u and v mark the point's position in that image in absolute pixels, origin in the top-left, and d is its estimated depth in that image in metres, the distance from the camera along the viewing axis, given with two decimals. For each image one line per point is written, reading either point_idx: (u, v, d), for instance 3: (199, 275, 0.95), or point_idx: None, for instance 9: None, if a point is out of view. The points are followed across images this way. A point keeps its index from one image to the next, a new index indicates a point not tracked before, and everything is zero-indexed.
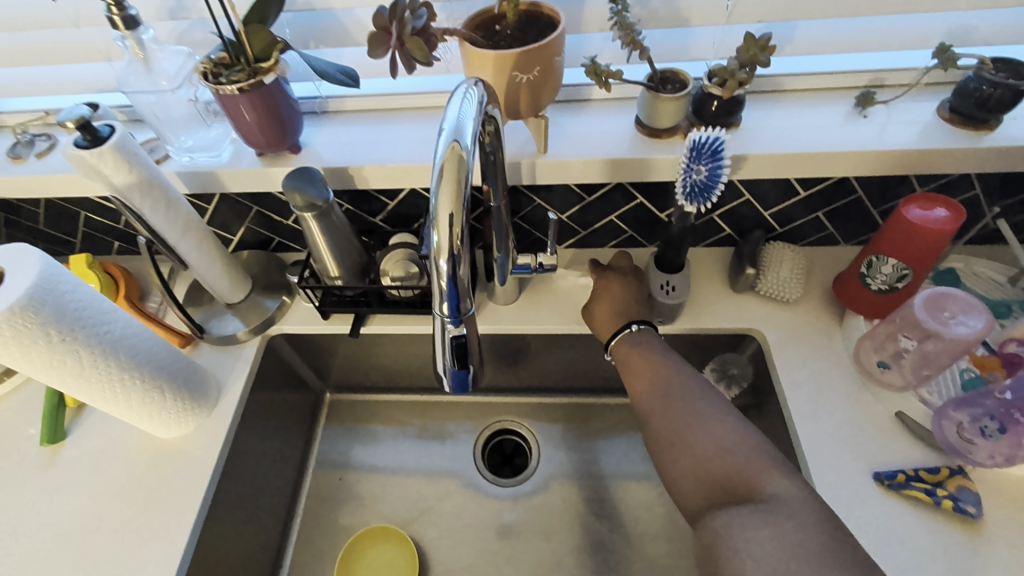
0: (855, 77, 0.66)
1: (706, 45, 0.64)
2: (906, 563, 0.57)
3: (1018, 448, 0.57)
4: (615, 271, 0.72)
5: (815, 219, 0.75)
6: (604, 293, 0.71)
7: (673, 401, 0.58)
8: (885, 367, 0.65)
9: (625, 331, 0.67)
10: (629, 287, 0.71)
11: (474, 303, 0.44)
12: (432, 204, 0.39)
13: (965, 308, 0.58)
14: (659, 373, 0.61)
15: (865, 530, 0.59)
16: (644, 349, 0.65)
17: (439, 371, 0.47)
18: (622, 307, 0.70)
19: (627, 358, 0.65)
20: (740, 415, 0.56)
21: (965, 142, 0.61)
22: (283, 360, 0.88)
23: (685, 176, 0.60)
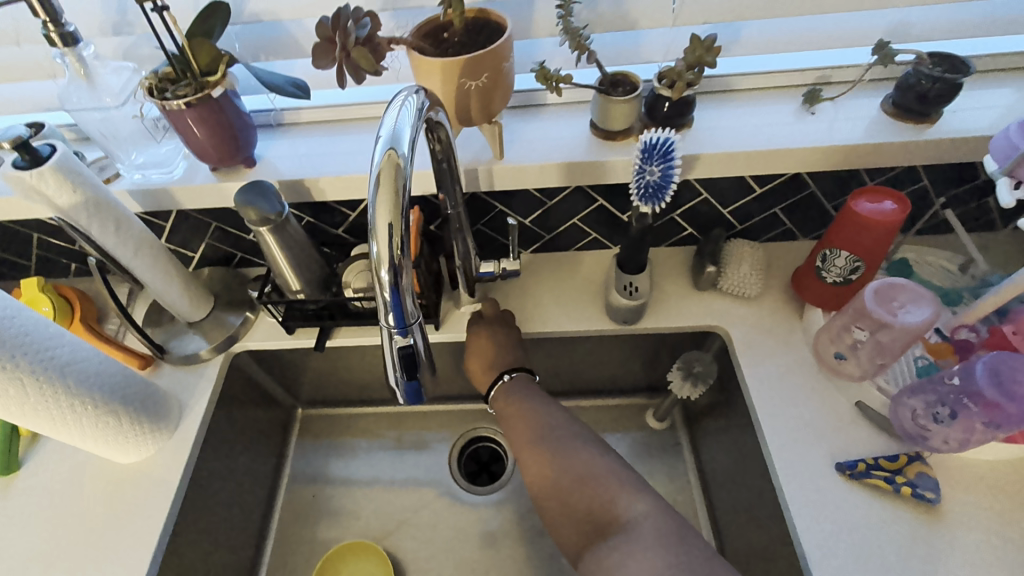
0: (802, 75, 0.67)
1: (655, 48, 0.65)
2: (867, 550, 0.58)
3: (969, 433, 0.57)
4: (484, 319, 0.76)
5: (773, 215, 0.76)
6: (477, 347, 0.75)
7: (545, 444, 0.64)
8: (842, 358, 0.66)
9: (500, 380, 0.72)
10: (497, 333, 0.75)
11: (421, 312, 0.44)
12: (370, 214, 0.39)
13: (914, 298, 0.59)
14: (534, 418, 0.67)
15: (827, 520, 0.60)
16: (520, 395, 0.70)
17: (392, 385, 0.47)
18: (494, 354, 0.74)
19: (504, 405, 0.71)
20: (598, 447, 0.64)
21: (910, 136, 0.62)
22: (249, 378, 0.86)
23: (639, 177, 0.60)
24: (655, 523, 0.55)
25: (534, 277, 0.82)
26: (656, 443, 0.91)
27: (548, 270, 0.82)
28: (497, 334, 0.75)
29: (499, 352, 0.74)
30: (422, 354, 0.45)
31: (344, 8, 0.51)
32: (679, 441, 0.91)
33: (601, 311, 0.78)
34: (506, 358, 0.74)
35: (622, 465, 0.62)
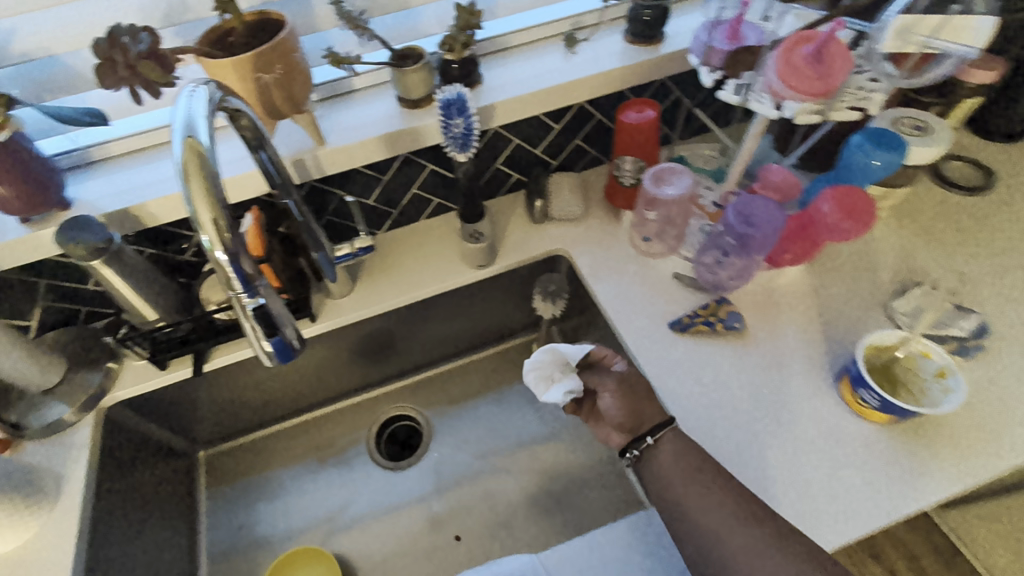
0: (559, 25, 0.80)
1: (431, 21, 0.73)
2: (706, 380, 0.72)
3: (744, 265, 0.74)
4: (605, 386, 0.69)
5: (577, 145, 0.89)
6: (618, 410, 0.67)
7: (731, 527, 0.59)
8: (649, 240, 0.82)
9: (649, 439, 0.65)
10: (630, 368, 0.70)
11: (264, 276, 0.49)
12: (191, 212, 0.43)
13: (676, 174, 0.74)
14: (704, 480, 0.61)
15: (673, 370, 0.73)
16: (679, 455, 0.63)
17: (261, 349, 0.51)
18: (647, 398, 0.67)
19: (660, 461, 0.65)
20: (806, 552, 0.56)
21: (648, 55, 0.77)
22: (133, 433, 0.82)
23: (448, 131, 0.67)
24: None
25: (393, 252, 0.88)
26: None
27: (406, 242, 0.89)
28: (622, 383, 0.68)
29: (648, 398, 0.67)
30: (276, 311, 0.49)
31: (116, 26, 0.53)
32: None
33: (460, 263, 0.86)
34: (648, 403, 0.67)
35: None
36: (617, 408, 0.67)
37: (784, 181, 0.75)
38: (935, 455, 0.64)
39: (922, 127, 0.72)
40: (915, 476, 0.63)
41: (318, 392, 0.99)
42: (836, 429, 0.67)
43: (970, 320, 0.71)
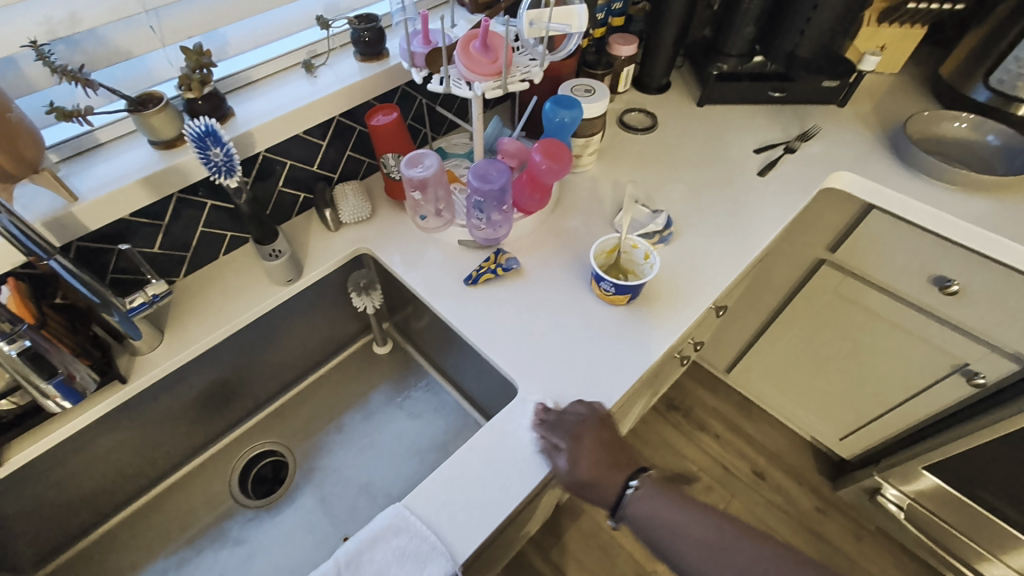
0: (297, 54, 0.90)
1: (164, 66, 0.78)
2: (505, 313, 0.88)
3: (499, 218, 0.90)
4: (575, 446, 0.70)
5: (351, 156, 1.00)
6: (592, 465, 0.70)
7: (711, 555, 0.62)
8: (424, 219, 0.94)
9: (619, 501, 0.68)
10: (582, 452, 0.70)
11: (20, 322, 0.64)
12: None
13: (426, 158, 0.86)
14: (680, 515, 0.66)
15: (479, 316, 0.88)
16: (650, 508, 0.67)
17: (39, 384, 0.67)
18: (602, 469, 0.70)
19: (639, 510, 0.67)
20: (792, 568, 0.60)
21: (379, 68, 0.92)
22: None
23: (207, 160, 0.73)
24: None
25: (196, 293, 0.88)
26: (393, 362, 1.13)
27: (210, 280, 0.89)
28: (592, 443, 0.71)
29: (607, 466, 0.70)
30: (42, 346, 0.65)
31: None
32: (407, 350, 1.13)
33: (270, 285, 0.90)
34: (604, 472, 0.70)
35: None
36: (587, 463, 0.70)
37: (519, 149, 0.94)
38: (661, 313, 0.89)
39: (590, 90, 0.98)
40: (654, 332, 0.87)
41: (156, 463, 0.94)
42: (600, 318, 0.88)
43: (660, 217, 0.99)
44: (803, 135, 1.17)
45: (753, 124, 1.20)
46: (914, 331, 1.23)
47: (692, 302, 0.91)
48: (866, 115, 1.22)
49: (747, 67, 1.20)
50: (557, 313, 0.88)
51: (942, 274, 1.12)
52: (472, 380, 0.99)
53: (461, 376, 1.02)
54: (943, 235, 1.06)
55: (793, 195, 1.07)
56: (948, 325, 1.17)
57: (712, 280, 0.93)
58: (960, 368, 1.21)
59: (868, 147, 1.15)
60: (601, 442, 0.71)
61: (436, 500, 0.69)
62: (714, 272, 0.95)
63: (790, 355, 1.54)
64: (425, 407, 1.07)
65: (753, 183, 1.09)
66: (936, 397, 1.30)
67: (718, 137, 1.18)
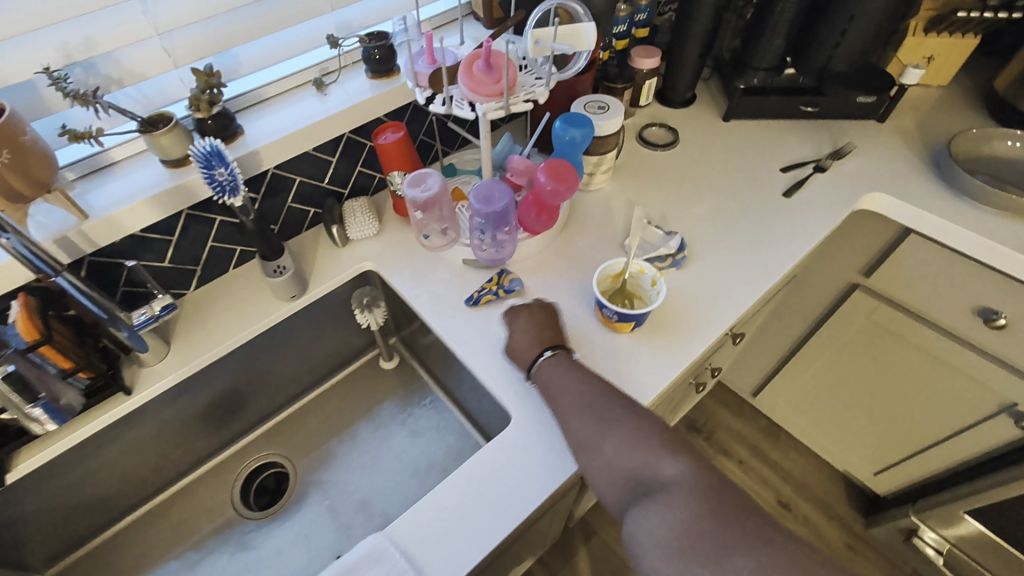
0: (308, 72, 0.90)
1: (177, 85, 0.80)
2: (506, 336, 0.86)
3: (499, 241, 0.89)
4: (520, 310, 0.84)
5: (361, 171, 1.00)
6: (525, 328, 0.81)
7: (574, 401, 0.69)
8: (427, 237, 0.93)
9: (533, 361, 0.76)
10: (517, 324, 0.82)
11: (13, 349, 0.69)
12: None
13: (431, 177, 0.85)
14: (568, 373, 0.73)
15: (479, 338, 0.86)
16: (550, 371, 0.74)
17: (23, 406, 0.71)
18: (527, 339, 0.79)
19: (542, 369, 0.75)
20: (640, 420, 0.66)
21: (389, 86, 0.92)
22: None
23: (211, 180, 0.74)
24: (692, 485, 0.59)
25: (204, 307, 0.90)
26: (399, 377, 1.13)
27: (218, 293, 0.91)
28: (533, 317, 0.82)
29: (531, 337, 0.79)
30: (27, 373, 0.69)
31: None
32: (413, 366, 1.13)
33: (274, 301, 0.91)
34: (532, 340, 0.79)
35: (666, 434, 0.64)
36: (523, 329, 0.81)
37: (528, 168, 0.92)
38: (667, 344, 0.85)
39: (604, 106, 0.95)
40: (660, 362, 0.83)
41: (165, 468, 0.96)
42: (603, 346, 0.84)
43: (673, 239, 0.95)
44: (835, 153, 1.10)
45: (781, 140, 1.14)
46: (954, 365, 1.14)
47: (702, 333, 0.86)
48: (908, 131, 1.13)
49: (777, 80, 1.14)
50: None
51: (987, 307, 1.02)
52: (474, 400, 0.98)
53: (463, 396, 1.01)
54: (986, 264, 0.98)
55: (820, 218, 1.01)
56: (991, 360, 1.08)
57: (725, 310, 0.88)
58: (1007, 409, 1.11)
59: (907, 166, 1.07)
60: (535, 320, 0.82)
61: (419, 529, 0.67)
62: (727, 300, 0.90)
63: (820, 383, 1.45)
64: (428, 425, 1.06)
65: (777, 204, 1.03)
66: (982, 437, 1.19)
67: (742, 154, 1.12)
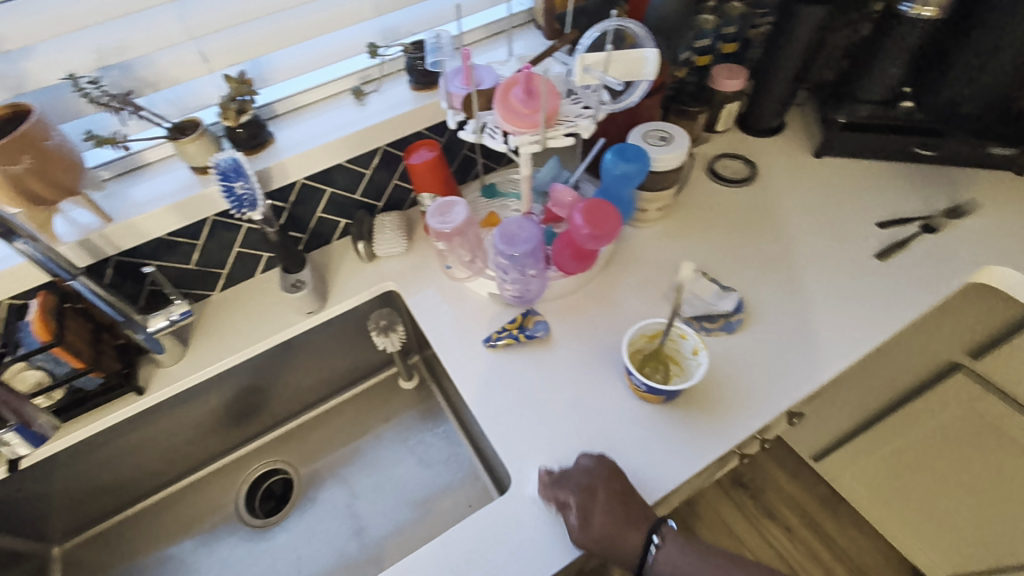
0: (346, 80, 0.86)
1: (212, 91, 0.78)
2: (521, 388, 0.78)
3: (520, 285, 0.81)
4: (588, 480, 0.65)
5: (397, 184, 0.95)
6: (607, 516, 0.63)
7: None
8: (450, 267, 0.86)
9: (647, 555, 0.64)
10: (596, 506, 0.63)
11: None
12: None
13: (458, 208, 0.80)
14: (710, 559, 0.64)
15: (490, 386, 0.78)
16: (675, 564, 0.63)
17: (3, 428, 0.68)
18: (620, 527, 0.63)
19: (664, 561, 0.63)
20: None
21: (429, 99, 0.85)
22: None
23: (229, 194, 0.71)
24: None
25: (225, 312, 0.89)
26: (416, 399, 1.08)
27: (240, 298, 0.90)
28: (610, 492, 0.65)
29: (623, 523, 0.64)
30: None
31: None
32: (432, 389, 1.08)
33: (291, 314, 0.88)
34: (629, 528, 0.64)
35: None
36: (603, 515, 0.63)
37: (573, 201, 0.81)
38: (704, 423, 0.73)
39: (665, 137, 0.83)
40: (690, 445, 0.71)
41: (179, 461, 0.98)
42: (627, 414, 0.74)
43: (728, 298, 0.82)
44: (951, 210, 0.90)
45: (884, 187, 0.96)
46: None
47: (748, 414, 0.73)
48: None
49: (889, 115, 0.95)
50: (581, 400, 0.76)
51: None
52: (485, 442, 0.91)
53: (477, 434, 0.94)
54: None
55: (923, 288, 0.83)
56: None
57: (782, 392, 0.75)
58: None
59: None
60: (614, 495, 0.65)
61: None
62: (789, 379, 0.76)
63: (895, 467, 1.25)
64: (438, 456, 1.01)
65: (867, 265, 0.86)
66: None
67: (830, 198, 0.95)
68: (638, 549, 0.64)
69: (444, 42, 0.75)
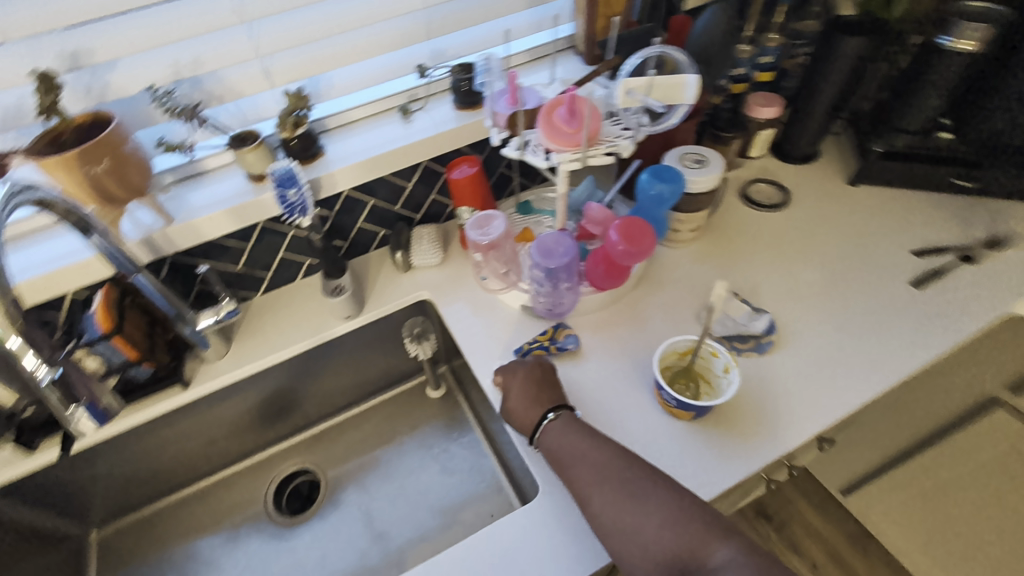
0: (395, 98, 0.90)
1: (271, 105, 0.83)
2: None
3: (553, 298, 0.83)
4: (517, 364, 0.78)
5: (436, 198, 0.98)
6: (519, 391, 0.74)
7: (596, 472, 0.62)
8: (485, 279, 0.89)
9: (540, 427, 0.70)
10: (513, 381, 0.75)
11: (55, 352, 0.59)
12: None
13: (497, 222, 0.84)
14: (590, 437, 0.66)
15: None
16: (559, 437, 0.67)
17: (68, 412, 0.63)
18: (527, 401, 0.73)
19: (552, 432, 0.68)
20: (679, 491, 0.59)
21: (472, 117, 0.89)
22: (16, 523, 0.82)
23: (282, 200, 0.75)
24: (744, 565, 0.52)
25: (267, 313, 0.92)
26: (442, 408, 1.09)
27: (282, 301, 0.94)
28: (529, 375, 0.75)
29: (531, 400, 0.72)
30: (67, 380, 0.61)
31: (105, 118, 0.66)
32: (458, 399, 1.09)
33: (329, 318, 0.92)
34: (533, 402, 0.72)
35: (700, 504, 0.58)
36: (518, 389, 0.74)
37: (607, 218, 0.83)
38: (732, 442, 0.73)
39: (701, 160, 0.85)
40: (718, 464, 0.71)
41: (212, 456, 1.01)
42: (655, 431, 0.75)
43: (760, 320, 0.83)
44: (990, 242, 0.89)
45: (919, 217, 0.95)
46: None
47: (777, 436, 0.73)
48: None
49: (925, 145, 0.95)
50: (609, 414, 0.77)
51: None
52: (510, 452, 0.92)
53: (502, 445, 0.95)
54: None
55: (961, 318, 0.82)
56: None
57: (813, 416, 0.74)
58: None
59: None
60: (530, 378, 0.75)
61: None
62: (820, 403, 0.75)
63: None
64: (461, 465, 1.02)
65: (901, 293, 0.86)
66: None
67: (864, 226, 0.95)
68: (535, 420, 0.71)
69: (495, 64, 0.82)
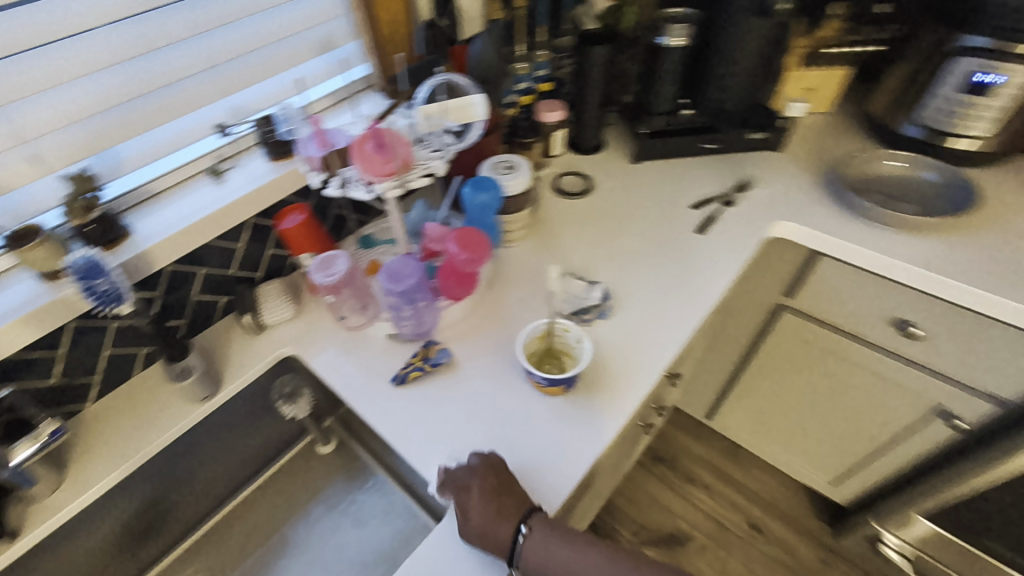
0: (200, 162, 0.87)
1: (48, 195, 0.75)
2: (437, 414, 0.82)
3: (416, 318, 0.87)
4: (468, 474, 0.71)
5: (273, 253, 0.96)
6: (481, 508, 0.68)
7: None
8: (343, 316, 0.92)
9: (518, 543, 0.66)
10: (471, 499, 0.69)
11: None
12: None
13: (341, 260, 0.85)
14: (576, 545, 0.64)
15: (408, 422, 0.81)
16: (542, 555, 0.64)
17: None
18: (490, 517, 0.67)
19: (532, 551, 0.65)
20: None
21: (288, 166, 0.89)
22: None
23: (91, 291, 0.69)
24: None
25: (105, 422, 0.82)
26: (338, 462, 1.06)
27: (121, 403, 0.84)
28: (487, 486, 0.69)
29: (494, 515, 0.67)
30: None
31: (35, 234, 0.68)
32: (351, 447, 1.06)
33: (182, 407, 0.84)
34: (501, 517, 0.67)
35: None
36: (480, 506, 0.68)
37: (443, 233, 0.88)
38: (599, 400, 0.84)
39: (511, 166, 0.96)
40: (593, 421, 0.81)
41: None
42: (536, 411, 0.82)
43: (596, 290, 0.96)
44: (740, 187, 1.15)
45: (692, 177, 1.18)
46: (886, 375, 1.18)
47: (631, 382, 0.85)
48: (803, 158, 1.20)
49: (677, 122, 1.19)
50: (492, 408, 0.83)
51: (901, 317, 1.08)
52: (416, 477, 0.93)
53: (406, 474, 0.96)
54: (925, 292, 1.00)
55: (736, 248, 1.04)
56: (920, 369, 1.12)
57: (654, 357, 0.88)
58: (936, 410, 1.15)
59: (812, 191, 1.13)
60: (489, 488, 0.69)
61: None
62: (656, 344, 0.90)
63: (765, 404, 1.47)
64: (372, 512, 0.99)
65: (693, 240, 1.06)
66: (920, 441, 1.22)
67: (656, 193, 1.15)
68: (508, 538, 0.66)
69: (292, 113, 0.91)
